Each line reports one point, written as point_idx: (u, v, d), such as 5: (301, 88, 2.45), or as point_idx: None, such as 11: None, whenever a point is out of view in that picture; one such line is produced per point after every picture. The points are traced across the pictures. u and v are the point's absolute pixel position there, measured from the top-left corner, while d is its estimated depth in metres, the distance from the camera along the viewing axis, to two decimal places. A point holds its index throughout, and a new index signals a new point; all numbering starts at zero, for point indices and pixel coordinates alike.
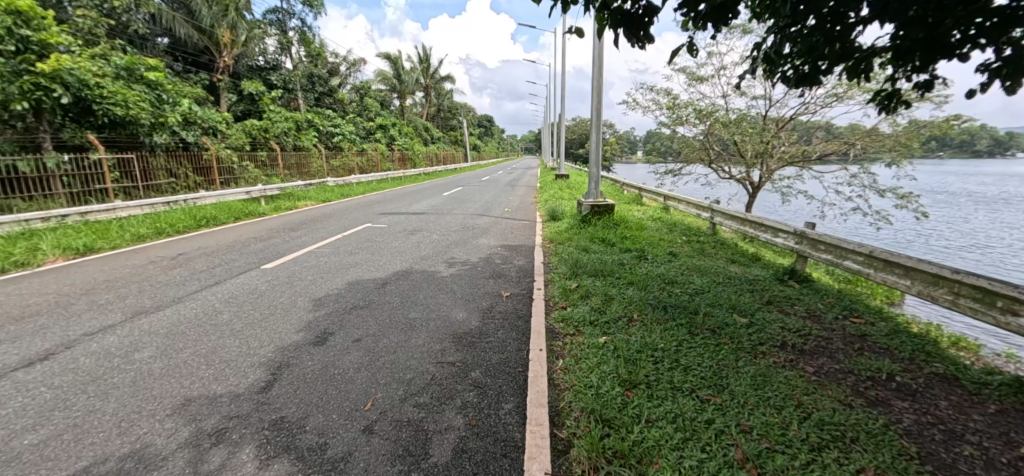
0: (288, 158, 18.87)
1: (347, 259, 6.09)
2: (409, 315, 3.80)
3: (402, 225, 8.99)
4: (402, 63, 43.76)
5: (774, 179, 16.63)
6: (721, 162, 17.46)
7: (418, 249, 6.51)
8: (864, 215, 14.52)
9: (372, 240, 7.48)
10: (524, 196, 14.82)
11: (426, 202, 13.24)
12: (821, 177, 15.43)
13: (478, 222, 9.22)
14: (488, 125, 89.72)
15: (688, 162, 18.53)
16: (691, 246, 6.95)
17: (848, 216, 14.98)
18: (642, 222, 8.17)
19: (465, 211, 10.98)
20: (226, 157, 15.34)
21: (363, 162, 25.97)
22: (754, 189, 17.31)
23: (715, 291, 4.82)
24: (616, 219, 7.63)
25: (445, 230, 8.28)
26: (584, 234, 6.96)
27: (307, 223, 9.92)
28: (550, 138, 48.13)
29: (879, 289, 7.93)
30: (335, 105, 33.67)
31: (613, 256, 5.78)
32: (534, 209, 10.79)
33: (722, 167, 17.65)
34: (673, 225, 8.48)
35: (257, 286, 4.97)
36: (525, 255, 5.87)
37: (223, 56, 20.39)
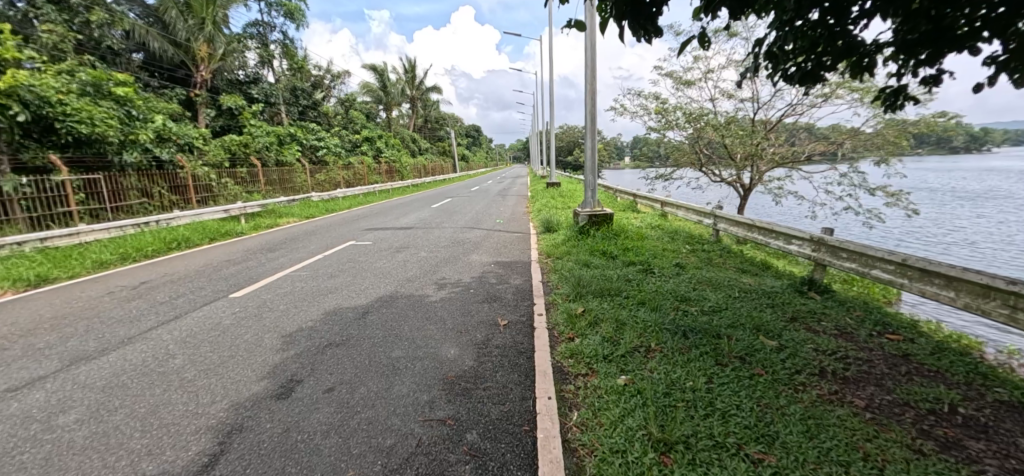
0: (269, 174, 18.25)
1: (326, 284, 5.53)
2: (392, 354, 3.27)
3: (388, 242, 8.45)
4: (387, 74, 43.37)
5: (765, 181, 16.42)
6: (712, 165, 17.23)
7: (404, 270, 5.98)
8: (856, 214, 14.35)
9: (355, 260, 6.93)
10: (515, 205, 14.37)
11: (414, 216, 12.70)
12: (811, 177, 15.25)
13: (468, 236, 8.69)
14: (476, 135, 89.60)
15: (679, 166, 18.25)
16: (697, 256, 6.49)
17: (840, 215, 14.80)
18: (641, 231, 7.72)
19: (454, 224, 10.49)
20: (203, 174, 14.70)
21: (349, 175, 25.39)
22: (746, 191, 17.09)
23: (734, 308, 4.35)
24: (615, 229, 7.18)
25: (433, 245, 7.76)
26: (582, 246, 6.48)
27: (286, 243, 9.30)
28: (538, 145, 48.01)
29: (877, 288, 7.69)
30: (319, 118, 33.09)
31: (616, 271, 5.29)
32: (527, 220, 10.33)
33: (714, 170, 17.42)
34: (674, 234, 8.03)
35: (222, 321, 4.40)
36: (521, 273, 5.37)
37: (199, 70, 19.59)
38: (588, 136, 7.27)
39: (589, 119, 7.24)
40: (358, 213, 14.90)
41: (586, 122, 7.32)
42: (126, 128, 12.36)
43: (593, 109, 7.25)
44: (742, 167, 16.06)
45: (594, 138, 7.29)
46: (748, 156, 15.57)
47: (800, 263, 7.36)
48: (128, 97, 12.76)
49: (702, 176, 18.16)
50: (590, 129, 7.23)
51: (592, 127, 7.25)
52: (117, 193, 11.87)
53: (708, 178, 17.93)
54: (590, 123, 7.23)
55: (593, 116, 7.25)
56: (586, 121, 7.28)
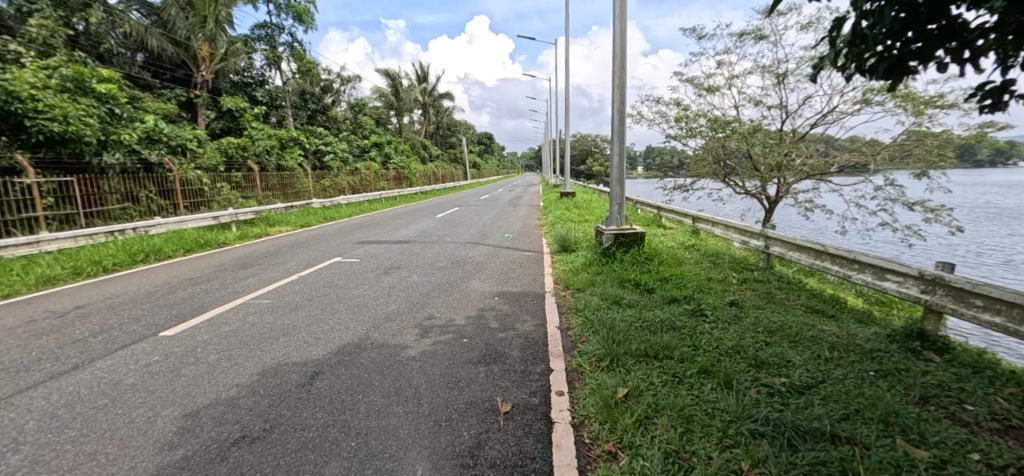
0: (268, 179, 17.35)
1: (283, 321, 4.34)
2: (323, 470, 2.06)
3: (377, 260, 7.28)
4: (399, 80, 42.75)
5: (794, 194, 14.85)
6: (733, 176, 15.87)
7: (387, 302, 4.78)
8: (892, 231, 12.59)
9: (332, 283, 5.77)
10: (526, 217, 13.16)
11: (415, 227, 11.53)
12: (840, 190, 13.74)
13: (470, 255, 7.46)
14: (488, 142, 88.82)
15: (697, 177, 16.89)
16: (754, 289, 5.17)
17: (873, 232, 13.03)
18: (675, 254, 6.43)
19: (457, 238, 9.30)
20: (194, 178, 13.84)
21: (355, 181, 24.48)
22: (773, 204, 15.70)
23: (834, 380, 3.07)
24: (647, 252, 5.91)
25: (429, 266, 6.56)
26: (610, 276, 5.18)
27: (265, 257, 8.20)
28: (550, 153, 46.89)
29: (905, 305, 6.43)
30: (328, 123, 32.42)
31: (660, 315, 4.01)
32: (539, 235, 9.09)
33: (737, 182, 16.01)
34: (715, 258, 6.69)
35: (124, 380, 3.24)
36: (531, 313, 4.12)
37: (199, 70, 18.83)
38: (616, 137, 6.02)
39: (619, 116, 5.99)
40: (356, 222, 13.81)
41: (613, 121, 6.07)
42: (108, 128, 11.53)
43: (623, 107, 5.99)
44: (771, 178, 14.71)
45: (622, 140, 6.04)
46: (774, 168, 14.25)
47: (874, 301, 5.96)
48: (111, 94, 11.94)
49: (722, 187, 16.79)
50: (619, 129, 5.97)
51: (621, 127, 5.99)
52: (96, 198, 10.98)
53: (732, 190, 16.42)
54: (620, 121, 5.98)
55: (623, 113, 6.00)
56: (614, 120, 6.03)
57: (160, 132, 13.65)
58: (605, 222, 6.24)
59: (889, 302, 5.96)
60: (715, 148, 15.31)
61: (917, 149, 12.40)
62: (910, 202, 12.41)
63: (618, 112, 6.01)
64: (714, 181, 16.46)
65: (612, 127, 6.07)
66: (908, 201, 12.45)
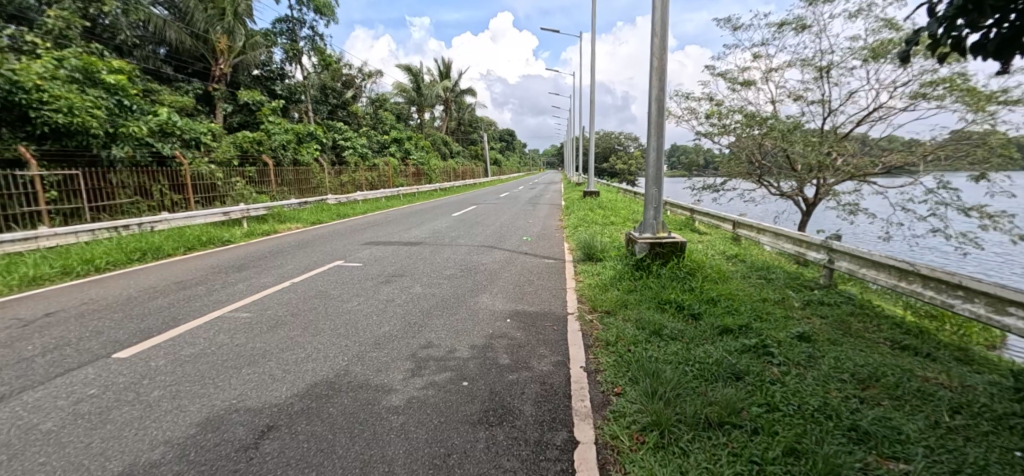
0: (284, 174, 17.02)
1: (255, 344, 3.67)
2: None
3: (380, 265, 6.58)
4: (421, 76, 42.41)
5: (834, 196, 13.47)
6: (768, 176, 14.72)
7: (382, 321, 4.07)
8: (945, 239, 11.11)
9: (325, 293, 5.12)
10: (546, 218, 12.35)
11: (428, 227, 10.87)
12: (885, 192, 12.47)
13: (483, 261, 6.69)
14: (510, 139, 87.97)
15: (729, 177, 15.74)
16: (822, 318, 4.23)
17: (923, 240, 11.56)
18: (720, 268, 5.51)
19: (471, 241, 8.56)
20: (207, 173, 13.55)
21: (373, 177, 24.09)
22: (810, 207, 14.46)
23: (972, 468, 2.15)
24: (689, 265, 5.01)
25: (436, 274, 5.84)
26: (646, 296, 4.34)
27: (264, 259, 7.66)
28: (572, 150, 45.86)
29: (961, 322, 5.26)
30: (349, 118, 32.27)
31: (713, 353, 3.16)
32: (560, 240, 8.27)
33: (771, 182, 14.82)
34: (766, 273, 5.72)
35: (38, 425, 2.58)
36: (550, 346, 3.32)
37: (218, 63, 18.67)
38: (653, 132, 5.15)
39: (658, 109, 5.13)
40: (368, 220, 13.22)
41: (650, 114, 5.20)
42: (116, 120, 11.28)
43: (663, 98, 5.13)
44: (810, 179, 13.53)
45: (660, 136, 5.17)
46: (813, 168, 13.08)
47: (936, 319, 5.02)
48: (121, 86, 11.69)
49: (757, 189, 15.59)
50: (657, 123, 5.11)
51: (660, 120, 5.12)
52: (103, 192, 10.72)
53: (767, 191, 15.18)
54: (659, 114, 5.11)
55: (663, 105, 5.13)
56: (652, 113, 5.17)
57: (173, 125, 13.42)
58: (637, 228, 5.37)
59: (953, 320, 5.03)
60: (750, 147, 14.17)
61: (978, 150, 11.07)
62: (967, 207, 11.05)
63: (657, 104, 5.15)
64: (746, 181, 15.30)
65: (649, 120, 5.21)
66: (965, 206, 11.10)
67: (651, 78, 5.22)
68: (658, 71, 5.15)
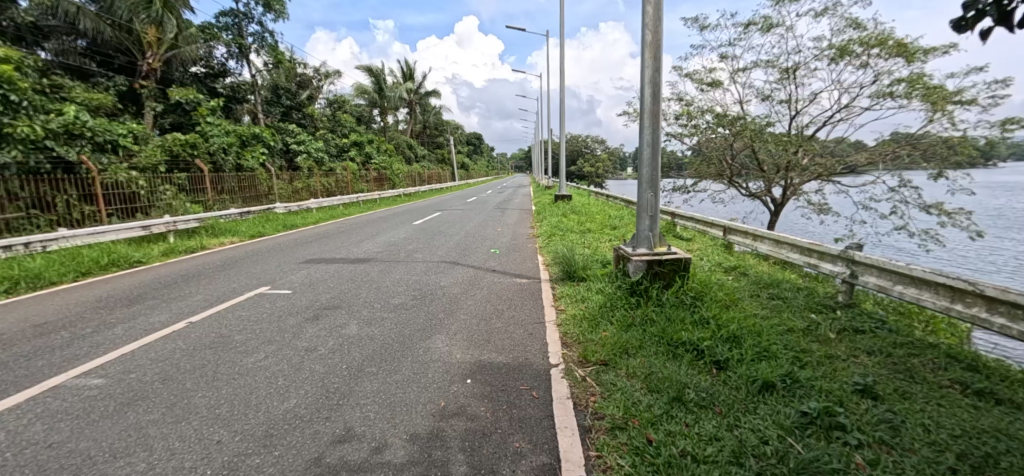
0: (222, 181, 15.24)
1: (79, 444, 2.41)
2: None
3: (311, 292, 5.31)
4: (383, 76, 40.62)
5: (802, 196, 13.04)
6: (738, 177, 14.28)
7: (289, 389, 2.86)
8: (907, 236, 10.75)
9: (225, 339, 3.84)
10: (516, 225, 11.34)
11: (382, 239, 9.58)
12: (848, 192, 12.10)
13: (442, 282, 5.53)
14: (477, 142, 86.70)
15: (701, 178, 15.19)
16: (871, 356, 3.33)
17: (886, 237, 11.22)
18: (725, 286, 4.59)
19: (431, 255, 7.39)
20: (124, 180, 11.72)
21: (329, 183, 22.35)
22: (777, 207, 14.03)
23: None
24: (695, 286, 4.02)
25: (380, 304, 4.65)
26: (651, 334, 3.34)
27: (172, 285, 6.25)
28: (540, 154, 45.12)
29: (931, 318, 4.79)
30: (304, 121, 30.32)
31: (768, 437, 2.15)
32: (532, 252, 7.23)
33: (740, 182, 14.36)
34: (778, 291, 4.84)
35: None
36: (529, 434, 2.23)
37: (145, 57, 16.56)
38: (647, 124, 4.15)
39: (652, 94, 4.11)
40: (317, 231, 11.77)
41: (643, 101, 4.18)
42: None
43: (658, 80, 4.12)
44: (777, 179, 13.13)
45: (655, 128, 4.17)
46: (781, 168, 12.69)
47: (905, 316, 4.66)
48: (8, 78, 9.81)
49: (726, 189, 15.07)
50: (652, 111, 4.10)
51: (656, 109, 4.12)
52: None
53: (737, 192, 14.73)
54: (653, 101, 4.10)
55: (658, 91, 4.13)
56: (646, 99, 4.15)
57: (83, 126, 11.61)
58: (628, 242, 4.33)
59: (921, 317, 4.71)
60: (721, 147, 13.67)
61: (939, 149, 10.61)
62: (929, 204, 10.79)
63: (651, 88, 4.14)
64: (718, 182, 14.80)
65: (641, 108, 4.19)
66: (926, 204, 10.84)
67: (642, 56, 4.20)
68: (650, 48, 4.13)
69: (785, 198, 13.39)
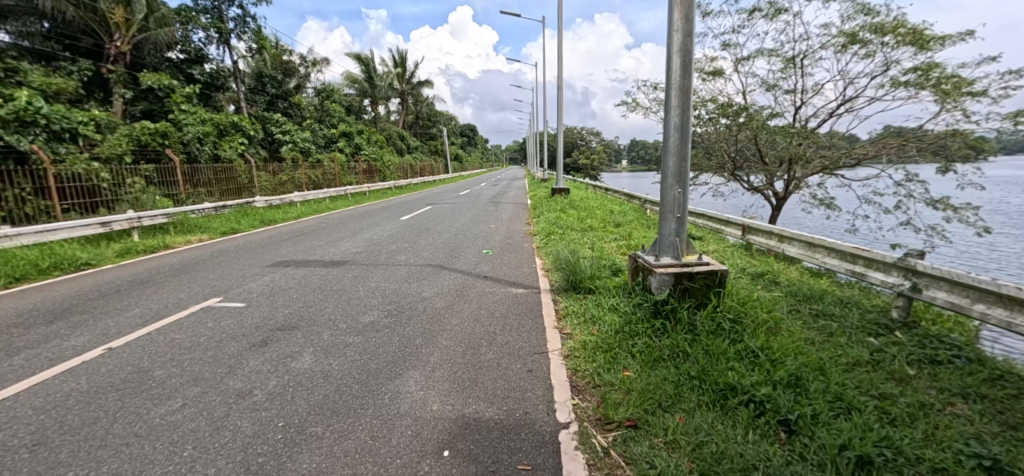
0: (196, 173, 14.27)
1: None
2: None
3: (267, 306, 4.47)
4: (373, 65, 39.29)
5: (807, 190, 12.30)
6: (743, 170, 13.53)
7: (192, 466, 2.05)
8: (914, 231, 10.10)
9: (141, 377, 3.02)
10: (511, 221, 10.54)
11: (363, 237, 8.71)
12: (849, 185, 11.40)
13: (424, 293, 4.70)
14: (471, 134, 85.35)
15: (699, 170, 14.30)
16: (968, 402, 2.59)
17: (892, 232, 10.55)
18: (761, 301, 3.82)
19: (415, 257, 6.56)
20: (81, 172, 10.73)
21: (316, 175, 21.33)
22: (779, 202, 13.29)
23: None
24: (733, 305, 3.23)
25: (346, 323, 3.83)
26: (688, 375, 2.57)
27: (113, 294, 5.40)
28: (535, 146, 44.10)
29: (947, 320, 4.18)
30: (291, 110, 29.09)
31: None
32: (528, 254, 6.43)
33: (742, 175, 13.62)
34: (820, 306, 4.09)
35: None
36: None
37: (112, 40, 15.44)
38: (675, 103, 3.30)
39: (682, 66, 3.26)
40: (295, 228, 10.87)
41: (670, 74, 3.33)
42: None
43: (690, 48, 3.26)
44: (779, 173, 12.40)
45: (685, 109, 3.33)
46: (784, 161, 11.98)
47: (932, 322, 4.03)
48: None
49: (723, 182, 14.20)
50: (682, 87, 3.26)
51: (686, 85, 3.28)
52: None
53: (739, 186, 14.03)
54: (683, 74, 3.26)
55: (689, 61, 3.28)
56: (674, 72, 3.30)
57: (37, 113, 10.60)
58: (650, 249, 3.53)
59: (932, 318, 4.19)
60: (725, 139, 12.89)
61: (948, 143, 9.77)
62: (934, 199, 10.03)
63: (681, 58, 3.29)
64: (719, 175, 14.02)
65: (668, 83, 3.34)
66: (931, 199, 10.08)
67: (670, 16, 3.32)
68: (680, 6, 3.26)
69: (788, 192, 12.67)
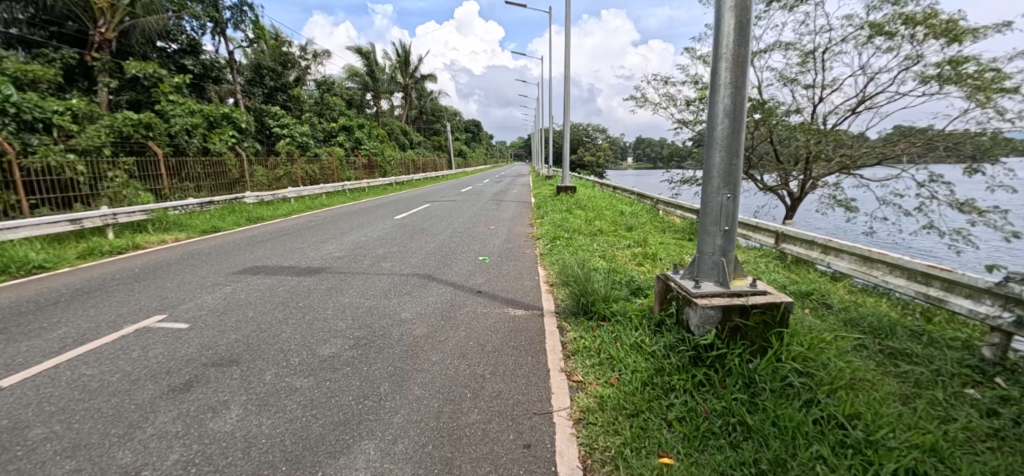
0: (183, 166, 13.58)
1: None
2: None
3: (214, 328, 3.70)
4: (375, 58, 38.47)
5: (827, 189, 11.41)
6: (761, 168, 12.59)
7: None
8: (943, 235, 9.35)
9: (14, 440, 2.27)
10: (513, 222, 9.73)
11: (350, 239, 7.94)
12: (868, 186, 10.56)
13: (404, 313, 3.90)
14: (475, 130, 84.45)
15: None
16: None
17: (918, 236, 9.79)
18: (823, 334, 3.01)
19: (402, 265, 5.77)
20: (54, 165, 10.04)
21: (314, 170, 20.62)
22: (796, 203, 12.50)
23: None
24: (800, 349, 2.42)
25: (298, 357, 3.05)
26: (758, 469, 1.77)
27: (48, 307, 4.66)
28: (541, 143, 43.12)
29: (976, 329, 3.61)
30: (290, 103, 28.36)
31: None
32: (529, 262, 5.64)
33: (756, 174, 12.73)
34: (895, 343, 3.26)
35: None
36: None
37: (97, 26, 14.55)
38: (725, 78, 2.45)
39: (738, 28, 2.41)
40: (281, 227, 10.11)
41: (718, 40, 2.47)
42: None
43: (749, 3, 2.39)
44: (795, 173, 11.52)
45: (738, 88, 2.47)
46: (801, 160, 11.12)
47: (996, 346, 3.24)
48: None
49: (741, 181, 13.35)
50: (736, 57, 2.41)
51: (741, 54, 2.43)
52: None
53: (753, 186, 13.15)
54: (738, 40, 2.40)
55: (748, 21, 2.42)
56: (725, 36, 2.44)
57: (5, 101, 9.99)
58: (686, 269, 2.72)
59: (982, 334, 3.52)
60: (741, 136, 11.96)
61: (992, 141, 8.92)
62: (960, 200, 9.26)
63: (734, 17, 2.43)
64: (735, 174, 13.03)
65: (716, 52, 2.49)
66: (957, 200, 9.29)
67: None
68: None
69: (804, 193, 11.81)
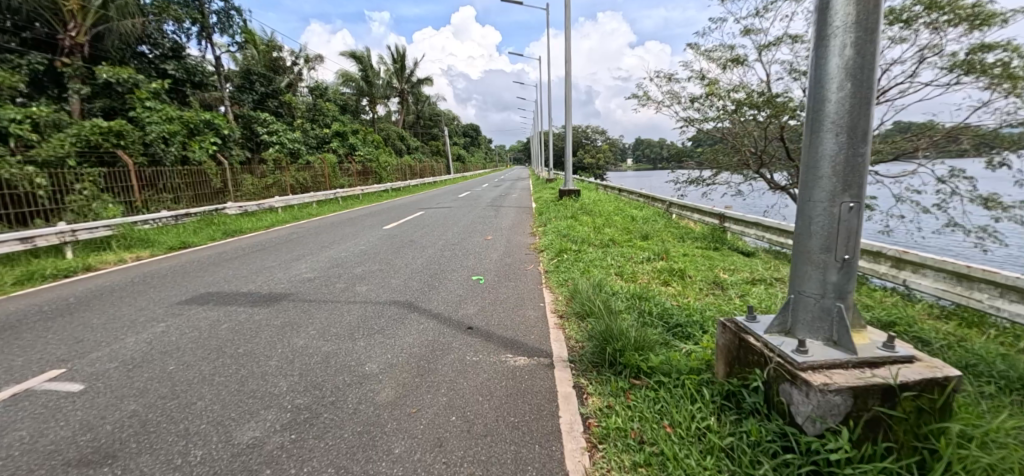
0: (159, 177, 12.67)
1: None
2: None
3: (112, 394, 2.77)
4: (370, 63, 37.61)
5: None
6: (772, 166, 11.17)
7: None
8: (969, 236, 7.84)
9: None
10: (514, 230, 8.78)
11: (328, 254, 7.00)
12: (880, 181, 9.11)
13: (369, 365, 2.95)
14: (474, 134, 83.53)
15: (718, 169, 11.97)
16: None
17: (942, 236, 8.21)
18: (974, 406, 2.02)
19: (381, 289, 4.81)
20: (9, 177, 9.13)
21: (305, 178, 19.71)
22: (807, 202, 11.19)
23: None
24: (985, 459, 1.45)
25: (202, 450, 2.12)
26: None
27: None
28: (541, 146, 42.19)
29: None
30: (281, 109, 27.50)
31: None
32: (534, 284, 4.67)
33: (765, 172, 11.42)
34: None
35: None
36: None
37: (67, 29, 13.78)
38: (847, 25, 1.53)
39: None
40: (258, 241, 9.18)
41: None
42: None
43: None
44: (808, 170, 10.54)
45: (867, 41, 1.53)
46: None
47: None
48: None
49: (744, 181, 11.90)
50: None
51: None
52: None
53: (763, 185, 11.72)
54: None
55: None
56: None
57: None
58: (778, 316, 1.77)
59: None
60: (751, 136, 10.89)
61: None
62: (983, 196, 7.80)
63: None
64: (739, 171, 11.68)
65: None
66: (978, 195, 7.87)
67: None
68: None
69: None
